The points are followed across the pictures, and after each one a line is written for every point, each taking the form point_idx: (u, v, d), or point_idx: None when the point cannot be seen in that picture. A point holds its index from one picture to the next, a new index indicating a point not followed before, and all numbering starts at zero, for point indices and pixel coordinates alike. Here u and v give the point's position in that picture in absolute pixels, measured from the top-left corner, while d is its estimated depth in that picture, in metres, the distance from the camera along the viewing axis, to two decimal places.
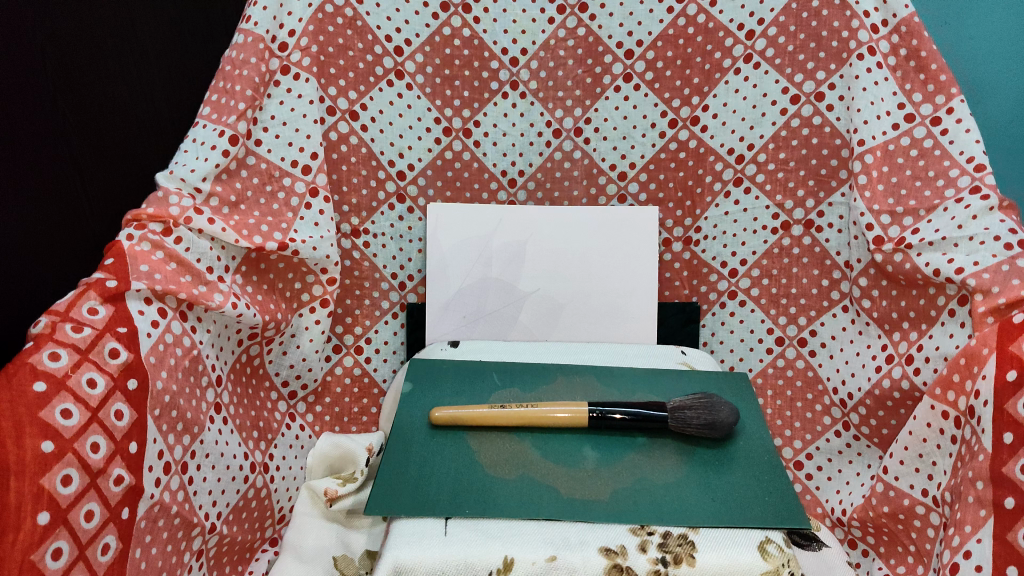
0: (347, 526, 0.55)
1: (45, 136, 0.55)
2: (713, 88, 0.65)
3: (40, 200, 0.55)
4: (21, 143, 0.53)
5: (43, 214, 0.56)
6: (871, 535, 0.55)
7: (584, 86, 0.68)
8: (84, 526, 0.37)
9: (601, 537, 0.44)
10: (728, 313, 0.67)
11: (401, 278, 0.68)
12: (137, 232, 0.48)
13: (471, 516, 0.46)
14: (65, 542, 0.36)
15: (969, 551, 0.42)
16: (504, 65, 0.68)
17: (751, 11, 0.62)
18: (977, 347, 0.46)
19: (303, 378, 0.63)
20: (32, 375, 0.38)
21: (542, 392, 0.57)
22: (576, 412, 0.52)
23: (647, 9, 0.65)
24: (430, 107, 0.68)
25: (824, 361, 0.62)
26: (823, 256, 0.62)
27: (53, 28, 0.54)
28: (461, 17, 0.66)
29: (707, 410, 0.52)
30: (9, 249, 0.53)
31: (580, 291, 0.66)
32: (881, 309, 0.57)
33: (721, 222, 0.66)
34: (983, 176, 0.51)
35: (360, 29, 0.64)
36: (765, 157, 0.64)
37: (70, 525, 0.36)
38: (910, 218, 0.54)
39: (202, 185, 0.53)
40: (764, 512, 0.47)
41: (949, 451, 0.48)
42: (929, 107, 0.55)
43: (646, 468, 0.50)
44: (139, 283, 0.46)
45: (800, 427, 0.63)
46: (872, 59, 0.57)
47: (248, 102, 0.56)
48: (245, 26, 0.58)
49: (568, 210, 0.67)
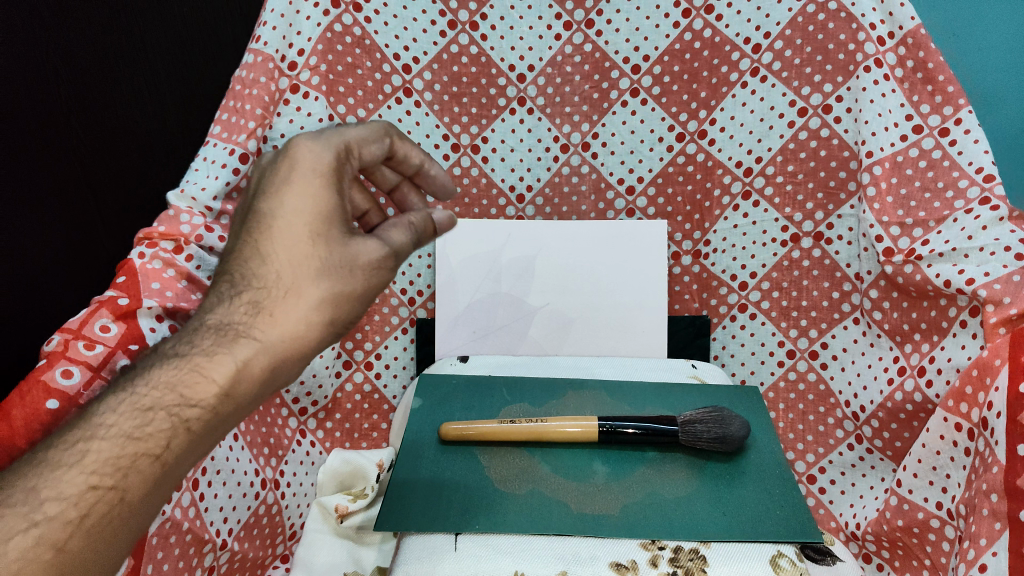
0: (358, 542, 0.55)
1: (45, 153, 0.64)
2: (721, 101, 0.65)
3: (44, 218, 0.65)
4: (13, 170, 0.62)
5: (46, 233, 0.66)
6: (886, 549, 0.54)
7: (592, 102, 0.69)
8: None
9: (613, 552, 0.45)
10: (738, 326, 0.67)
11: (410, 294, 0.68)
12: (148, 250, 0.49)
13: (481, 532, 0.46)
14: None
15: (984, 564, 0.42)
16: (512, 81, 0.69)
17: (757, 25, 0.62)
18: (989, 358, 0.46)
19: (314, 395, 0.62)
20: (45, 393, 0.40)
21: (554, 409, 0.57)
22: (587, 427, 0.52)
23: (654, 24, 0.66)
24: (438, 123, 0.68)
25: (835, 374, 0.62)
26: (834, 268, 0.62)
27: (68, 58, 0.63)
28: (468, 34, 0.67)
29: (718, 424, 0.51)
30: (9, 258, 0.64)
31: (589, 306, 0.67)
32: (892, 321, 0.57)
33: (730, 235, 0.66)
34: (992, 187, 0.51)
35: (368, 48, 0.64)
36: (773, 170, 0.64)
37: None
38: (920, 230, 0.54)
39: (213, 204, 0.53)
40: (776, 525, 0.47)
41: (963, 463, 0.48)
42: (938, 118, 0.54)
43: (657, 482, 0.50)
44: (151, 300, 0.47)
45: (813, 441, 0.63)
46: (879, 71, 0.56)
47: (258, 121, 0.56)
48: (255, 45, 0.57)
49: (577, 225, 0.68)
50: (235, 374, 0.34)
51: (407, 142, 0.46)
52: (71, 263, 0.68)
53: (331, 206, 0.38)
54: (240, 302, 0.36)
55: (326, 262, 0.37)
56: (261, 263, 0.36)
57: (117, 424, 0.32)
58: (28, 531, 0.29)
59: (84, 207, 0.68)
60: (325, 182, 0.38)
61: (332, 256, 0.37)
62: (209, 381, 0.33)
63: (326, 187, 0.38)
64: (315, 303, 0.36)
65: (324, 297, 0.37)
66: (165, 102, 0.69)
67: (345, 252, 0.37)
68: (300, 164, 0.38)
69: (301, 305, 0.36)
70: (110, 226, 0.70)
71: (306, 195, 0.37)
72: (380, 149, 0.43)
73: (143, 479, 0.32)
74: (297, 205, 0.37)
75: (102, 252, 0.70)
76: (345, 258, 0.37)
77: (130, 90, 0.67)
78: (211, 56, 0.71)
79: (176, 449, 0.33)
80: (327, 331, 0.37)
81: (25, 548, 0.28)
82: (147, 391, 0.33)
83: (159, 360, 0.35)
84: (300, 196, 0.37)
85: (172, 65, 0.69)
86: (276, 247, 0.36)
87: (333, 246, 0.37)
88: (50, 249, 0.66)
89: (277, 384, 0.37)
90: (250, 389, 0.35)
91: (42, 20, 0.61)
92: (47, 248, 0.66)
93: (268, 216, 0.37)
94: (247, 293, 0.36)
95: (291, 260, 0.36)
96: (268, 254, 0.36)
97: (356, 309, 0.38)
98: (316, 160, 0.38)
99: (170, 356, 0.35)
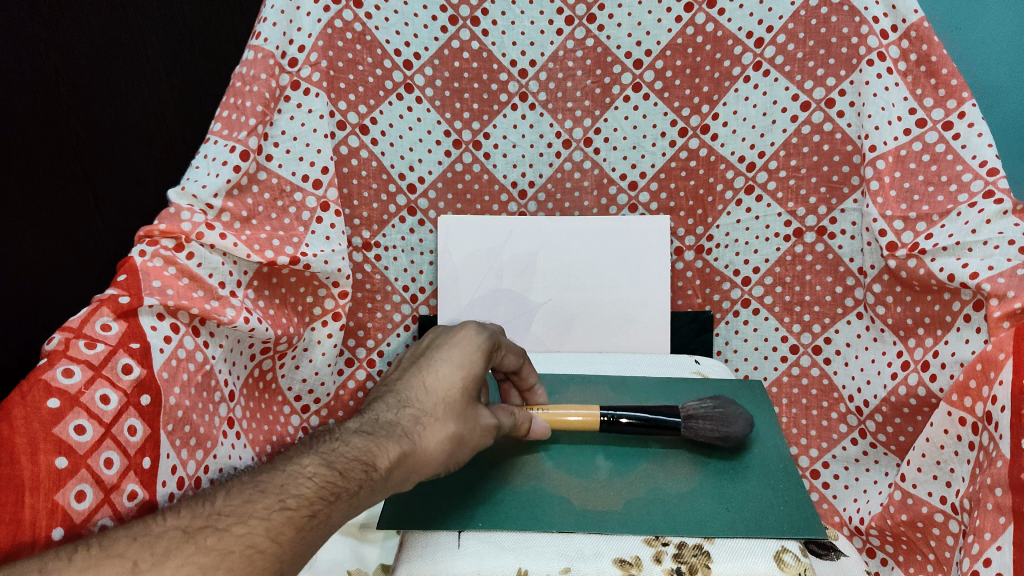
0: (360, 539, 0.55)
1: (53, 146, 0.67)
2: (723, 96, 0.64)
3: (45, 210, 0.68)
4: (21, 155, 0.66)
5: (49, 227, 0.69)
6: (889, 544, 0.55)
7: (594, 97, 0.68)
8: (76, 506, 0.39)
9: (616, 548, 0.45)
10: (741, 321, 0.67)
11: (413, 291, 0.68)
12: (149, 248, 0.49)
13: (483, 528, 0.46)
14: (89, 486, 0.40)
15: (989, 559, 0.42)
16: (513, 76, 0.68)
17: (760, 19, 0.62)
18: (993, 352, 0.46)
19: (316, 392, 0.63)
20: (46, 392, 0.40)
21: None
22: (588, 417, 0.51)
23: (655, 17, 0.65)
24: (439, 119, 0.68)
25: (839, 369, 0.62)
26: (837, 263, 0.62)
27: (69, 48, 0.65)
28: (469, 29, 0.67)
29: (721, 424, 0.50)
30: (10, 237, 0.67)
31: (591, 301, 0.66)
32: (895, 315, 0.57)
33: (733, 230, 0.66)
34: (996, 180, 0.50)
35: (368, 44, 0.63)
36: (776, 165, 0.63)
37: (65, 514, 0.38)
38: (924, 224, 0.54)
39: (214, 201, 0.53)
40: (779, 521, 0.47)
41: (966, 457, 0.48)
42: (941, 112, 0.54)
43: (660, 477, 0.50)
44: (152, 299, 0.46)
45: (816, 436, 0.63)
46: (883, 64, 0.56)
47: (259, 118, 0.56)
48: (256, 42, 0.57)
49: (578, 221, 0.67)
50: (405, 458, 0.41)
51: (530, 369, 0.53)
52: (72, 257, 0.70)
53: (485, 368, 0.47)
54: (407, 410, 0.44)
55: (470, 413, 0.45)
56: (427, 390, 0.45)
57: (332, 462, 0.38)
58: (283, 510, 0.34)
59: (83, 203, 0.69)
60: (483, 350, 0.48)
61: (474, 405, 0.45)
62: (390, 456, 0.40)
63: (484, 351, 0.48)
64: (451, 437, 0.43)
65: (465, 425, 0.44)
66: (164, 96, 0.70)
67: (481, 414, 0.46)
68: (479, 343, 0.48)
69: (443, 433, 0.43)
70: (110, 223, 0.71)
71: (467, 353, 0.47)
72: (515, 362, 0.51)
73: (347, 509, 0.37)
74: (461, 356, 0.47)
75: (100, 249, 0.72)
76: (480, 406, 0.46)
77: (127, 88, 0.68)
78: (208, 47, 0.71)
79: (364, 498, 0.38)
80: (447, 463, 0.44)
81: (281, 520, 0.33)
82: (347, 449, 0.39)
83: (347, 432, 0.41)
84: (462, 354, 0.47)
85: (168, 64, 0.69)
86: (439, 376, 0.45)
87: (475, 393, 0.46)
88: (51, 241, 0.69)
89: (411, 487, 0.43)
90: (405, 476, 0.41)
91: (42, 17, 0.63)
92: (48, 244, 0.69)
93: (432, 361, 0.47)
94: (413, 407, 0.44)
95: (447, 394, 0.45)
96: (433, 382, 0.45)
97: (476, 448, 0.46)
98: (480, 337, 0.49)
99: (359, 432, 0.41)
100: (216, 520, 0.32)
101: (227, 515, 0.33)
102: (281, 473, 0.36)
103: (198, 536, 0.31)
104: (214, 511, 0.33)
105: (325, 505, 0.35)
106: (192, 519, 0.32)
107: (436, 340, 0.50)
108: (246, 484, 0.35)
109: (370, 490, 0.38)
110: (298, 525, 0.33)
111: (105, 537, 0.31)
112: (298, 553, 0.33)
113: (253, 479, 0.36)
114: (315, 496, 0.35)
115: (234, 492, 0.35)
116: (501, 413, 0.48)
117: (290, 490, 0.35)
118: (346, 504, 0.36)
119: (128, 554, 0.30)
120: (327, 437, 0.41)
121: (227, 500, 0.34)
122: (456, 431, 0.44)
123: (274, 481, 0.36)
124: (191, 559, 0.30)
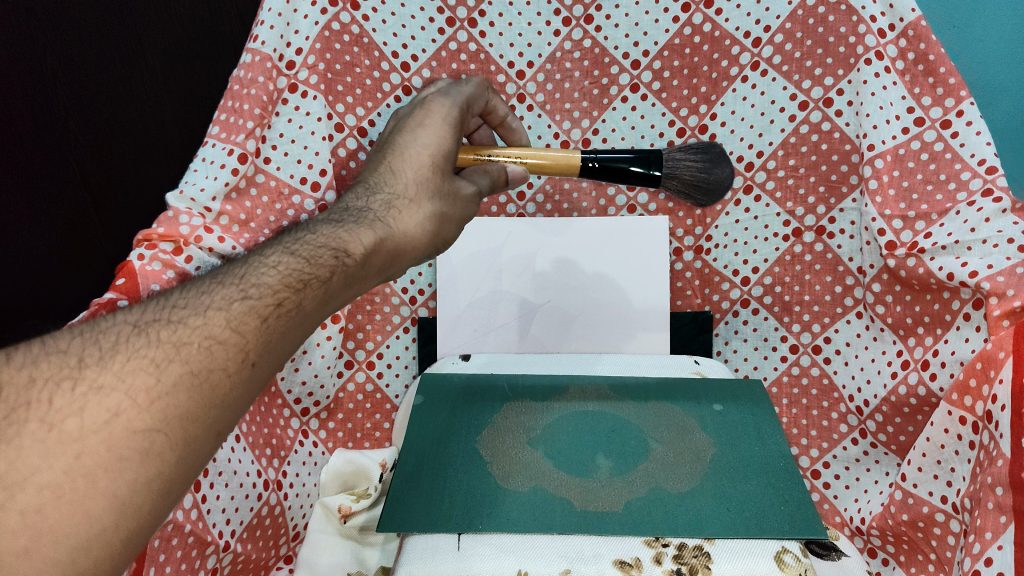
0: (361, 543, 0.56)
1: (68, 157, 0.76)
2: (721, 96, 0.65)
3: (72, 217, 0.78)
4: (69, 175, 0.76)
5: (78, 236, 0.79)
6: (891, 543, 0.55)
7: (592, 98, 0.68)
8: None
9: (617, 550, 0.44)
10: (741, 321, 0.68)
11: (411, 293, 0.68)
12: (147, 251, 0.49)
13: (486, 530, 0.46)
14: None
15: (990, 558, 0.42)
16: (511, 78, 0.68)
17: (757, 19, 0.61)
18: (992, 352, 0.46)
19: (315, 396, 0.63)
20: None
21: (576, 423, 0.55)
22: (570, 158, 0.52)
23: (653, 19, 0.64)
24: None
25: (839, 369, 0.62)
26: (836, 263, 0.62)
27: (68, 56, 0.72)
28: (466, 31, 0.66)
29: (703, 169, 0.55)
30: (67, 248, 0.79)
31: (591, 302, 0.67)
32: (894, 315, 0.57)
33: (731, 230, 0.67)
34: (994, 178, 0.50)
35: (366, 46, 0.63)
36: (775, 164, 0.64)
37: None
38: (923, 223, 0.54)
39: (211, 205, 0.54)
40: (780, 520, 0.46)
41: (967, 457, 0.48)
42: (939, 110, 0.53)
43: (661, 477, 0.50)
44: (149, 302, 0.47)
45: (817, 436, 0.63)
46: (880, 63, 0.55)
47: (256, 121, 0.56)
48: (253, 45, 0.56)
49: (579, 221, 0.67)
50: (381, 244, 0.41)
51: (496, 96, 0.59)
52: (85, 260, 0.80)
53: (452, 143, 0.48)
54: (379, 197, 0.43)
55: (439, 191, 0.45)
56: (396, 172, 0.45)
57: (297, 250, 0.37)
58: (243, 301, 0.32)
59: (84, 205, 0.78)
60: (449, 127, 0.48)
61: (446, 181, 0.46)
62: (363, 241, 0.40)
63: (454, 129, 0.48)
64: (426, 216, 0.44)
65: (443, 205, 0.45)
66: (163, 104, 0.75)
67: (450, 187, 0.46)
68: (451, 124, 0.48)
69: (416, 214, 0.44)
70: (107, 223, 0.79)
71: (437, 130, 0.47)
72: (480, 101, 0.56)
73: (321, 295, 0.36)
74: (428, 136, 0.47)
75: (99, 252, 0.80)
76: (455, 182, 0.47)
77: (125, 92, 0.74)
78: (207, 55, 0.75)
79: (337, 284, 0.37)
80: (430, 242, 0.45)
81: (242, 312, 0.32)
82: (316, 237, 0.38)
83: (316, 222, 0.41)
84: (428, 133, 0.47)
85: (170, 69, 0.74)
86: (408, 159, 0.45)
87: (447, 168, 0.47)
88: (75, 249, 0.79)
89: (392, 271, 0.44)
90: (382, 261, 0.41)
91: (38, 20, 0.70)
92: (83, 250, 0.79)
93: (400, 145, 0.47)
94: (384, 190, 0.44)
95: (417, 176, 0.45)
96: (402, 167, 0.45)
97: (455, 223, 0.47)
98: (446, 115, 0.49)
99: (327, 220, 0.41)
100: (169, 313, 0.31)
101: (181, 308, 0.31)
102: (243, 266, 0.35)
103: (149, 329, 0.30)
104: (167, 304, 0.31)
105: (290, 294, 0.34)
106: (143, 314, 0.31)
107: (404, 121, 0.50)
108: (206, 276, 0.34)
109: (342, 276, 0.38)
110: (261, 315, 0.32)
111: (54, 332, 0.30)
112: (265, 339, 0.32)
113: (213, 273, 0.34)
114: (281, 284, 0.34)
115: (191, 287, 0.33)
116: (477, 176, 0.50)
117: (251, 279, 0.34)
118: (318, 289, 0.36)
119: (72, 351, 0.28)
120: (296, 228, 0.40)
121: (181, 295, 0.32)
122: (432, 212, 0.44)
123: (235, 273, 0.34)
124: (142, 352, 0.28)
